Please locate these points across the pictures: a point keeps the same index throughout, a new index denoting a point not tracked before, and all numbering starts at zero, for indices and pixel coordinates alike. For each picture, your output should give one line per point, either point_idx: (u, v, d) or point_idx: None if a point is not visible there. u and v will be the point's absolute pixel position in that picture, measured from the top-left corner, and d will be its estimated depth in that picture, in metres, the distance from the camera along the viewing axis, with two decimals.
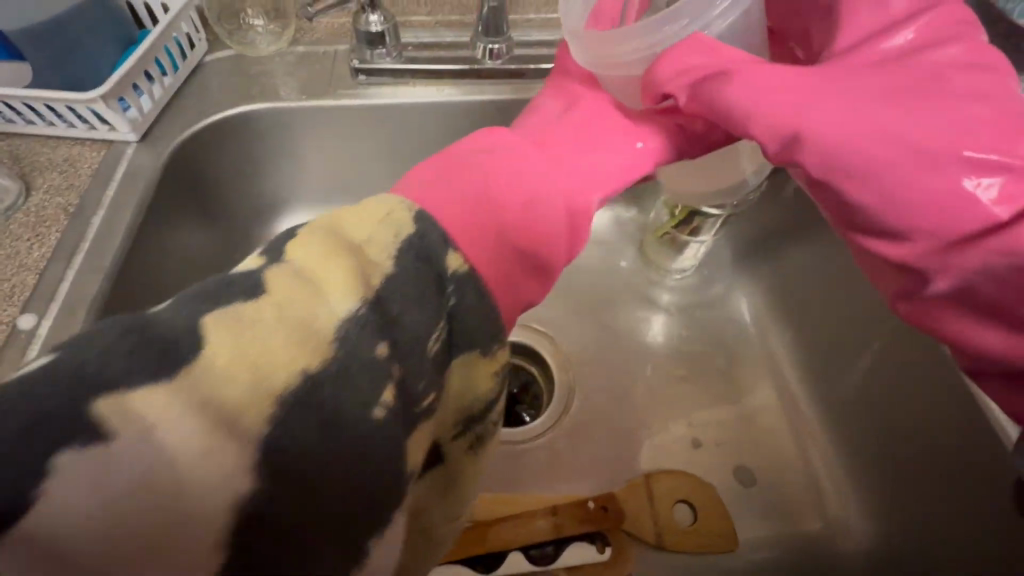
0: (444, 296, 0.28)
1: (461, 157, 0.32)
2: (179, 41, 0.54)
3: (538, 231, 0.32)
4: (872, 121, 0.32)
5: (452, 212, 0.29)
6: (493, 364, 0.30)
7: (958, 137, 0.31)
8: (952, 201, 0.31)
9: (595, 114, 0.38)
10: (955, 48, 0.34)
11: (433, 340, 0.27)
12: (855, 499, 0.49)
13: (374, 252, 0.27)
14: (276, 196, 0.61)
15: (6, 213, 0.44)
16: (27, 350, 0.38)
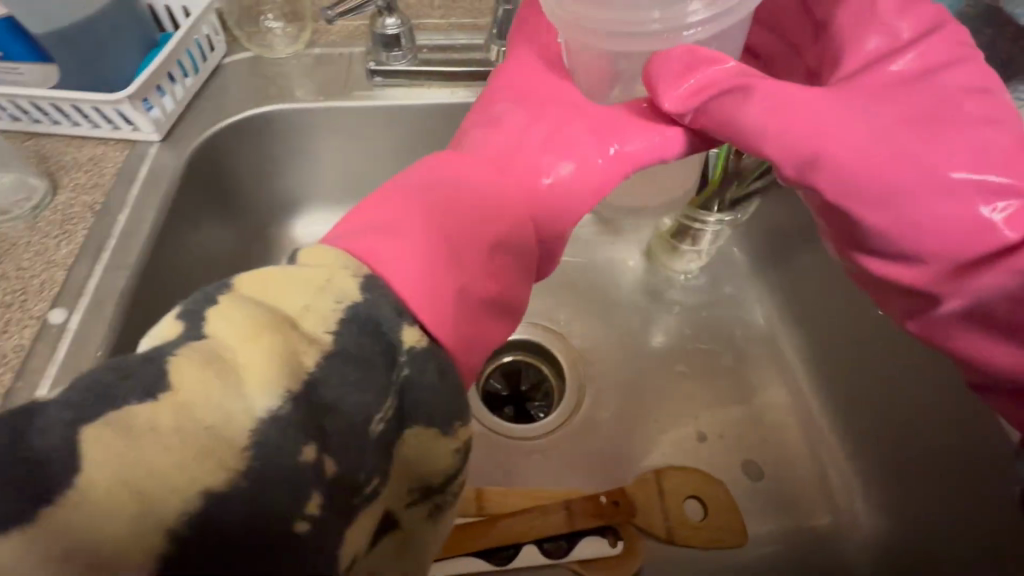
0: (395, 372, 0.27)
1: (433, 194, 0.33)
2: (199, 43, 0.55)
3: (494, 285, 0.33)
4: (888, 145, 0.33)
5: (405, 272, 0.29)
6: (453, 443, 0.30)
7: (965, 164, 0.32)
8: (963, 225, 0.32)
9: (565, 123, 0.39)
10: (961, 72, 0.34)
11: (377, 420, 0.26)
12: (863, 496, 0.50)
13: (310, 324, 0.26)
14: (291, 196, 0.62)
15: (34, 210, 0.45)
16: (58, 344, 0.39)
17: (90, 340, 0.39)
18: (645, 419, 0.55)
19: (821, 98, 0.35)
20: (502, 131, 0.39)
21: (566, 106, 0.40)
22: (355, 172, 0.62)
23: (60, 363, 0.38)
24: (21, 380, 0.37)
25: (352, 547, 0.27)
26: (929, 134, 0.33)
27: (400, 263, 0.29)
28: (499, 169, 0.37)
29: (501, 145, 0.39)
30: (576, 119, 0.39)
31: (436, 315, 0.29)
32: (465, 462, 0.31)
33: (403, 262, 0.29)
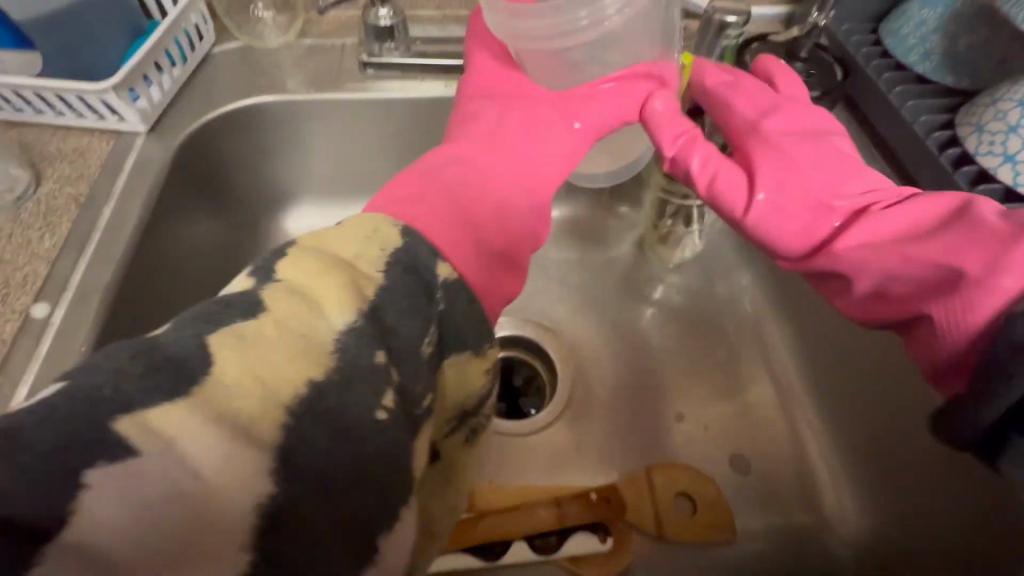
0: (434, 303, 0.28)
1: (428, 176, 0.37)
2: (188, 32, 0.54)
3: (506, 239, 0.37)
4: (738, 175, 0.39)
5: (433, 223, 0.33)
6: (484, 361, 0.31)
7: (818, 179, 0.37)
8: (816, 231, 0.37)
9: (529, 111, 0.42)
10: (811, 114, 0.42)
11: (426, 343, 0.27)
12: (851, 493, 0.50)
13: (364, 265, 0.27)
14: (282, 189, 0.61)
15: (17, 202, 0.44)
16: (41, 339, 0.38)
17: (75, 334, 0.39)
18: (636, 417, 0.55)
19: (687, 138, 0.41)
20: (479, 121, 0.43)
21: (529, 96, 0.43)
22: (347, 163, 0.61)
23: (43, 359, 0.38)
24: (3, 375, 0.37)
25: (420, 463, 0.27)
26: (773, 165, 0.38)
27: (427, 218, 0.33)
28: (483, 147, 0.41)
29: (479, 135, 0.42)
30: (542, 103, 0.43)
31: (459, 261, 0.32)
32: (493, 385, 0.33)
33: (430, 216, 0.33)
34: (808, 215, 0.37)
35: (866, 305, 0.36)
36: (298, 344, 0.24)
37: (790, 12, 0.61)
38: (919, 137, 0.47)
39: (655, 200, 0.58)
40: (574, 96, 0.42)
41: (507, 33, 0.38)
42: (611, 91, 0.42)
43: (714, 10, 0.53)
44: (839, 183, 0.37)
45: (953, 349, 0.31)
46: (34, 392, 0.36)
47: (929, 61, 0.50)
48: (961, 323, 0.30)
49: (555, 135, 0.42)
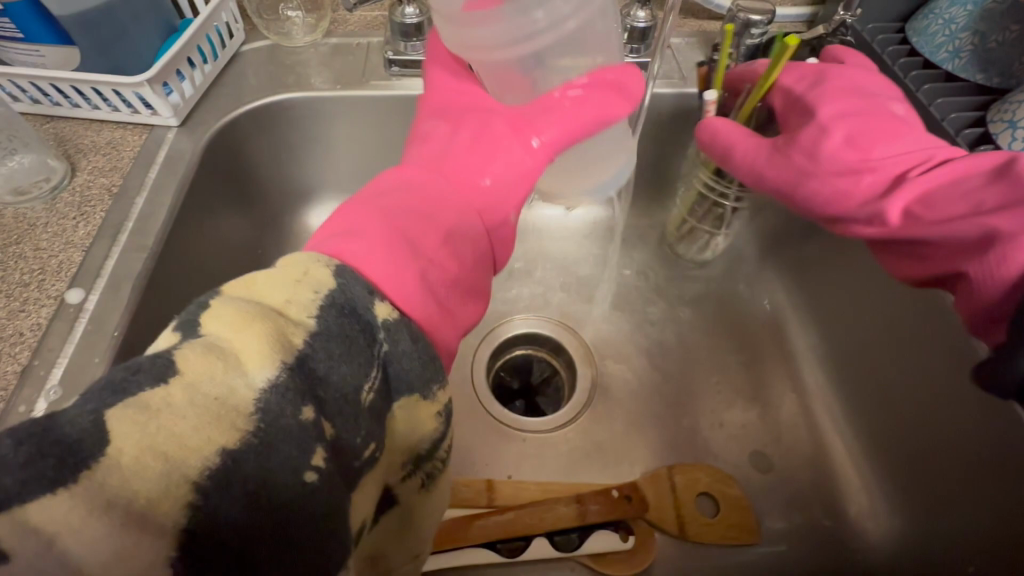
0: (375, 345, 0.27)
1: (370, 207, 0.33)
2: (219, 31, 0.55)
3: (463, 268, 0.35)
4: (776, 157, 0.44)
5: (373, 258, 0.29)
6: (434, 406, 0.30)
7: (857, 145, 0.40)
8: (847, 201, 0.40)
9: (478, 130, 0.38)
10: (866, 82, 0.44)
11: (366, 390, 0.26)
12: (877, 495, 0.49)
13: (294, 312, 0.25)
14: (307, 184, 0.62)
15: (52, 192, 0.45)
16: (75, 324, 0.39)
17: (107, 319, 0.39)
18: (656, 418, 0.54)
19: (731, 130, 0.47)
20: (434, 139, 0.40)
21: (478, 112, 0.40)
22: (368, 160, 0.62)
23: (76, 343, 0.38)
24: (37, 358, 0.37)
25: (357, 514, 0.27)
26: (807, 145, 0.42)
27: (369, 253, 0.29)
28: (450, 163, 0.38)
29: (424, 161, 0.38)
30: (497, 119, 0.39)
31: (405, 295, 0.29)
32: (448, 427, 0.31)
33: (368, 248, 0.29)
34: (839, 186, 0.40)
35: (913, 264, 0.39)
36: (210, 410, 0.21)
37: (812, 13, 0.61)
38: (948, 135, 0.47)
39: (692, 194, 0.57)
40: (526, 110, 0.39)
41: (460, 41, 0.36)
42: (572, 98, 0.38)
43: (738, 9, 0.53)
44: (881, 144, 0.39)
45: (994, 300, 0.32)
46: (68, 375, 0.37)
47: (958, 59, 0.50)
48: (998, 272, 0.32)
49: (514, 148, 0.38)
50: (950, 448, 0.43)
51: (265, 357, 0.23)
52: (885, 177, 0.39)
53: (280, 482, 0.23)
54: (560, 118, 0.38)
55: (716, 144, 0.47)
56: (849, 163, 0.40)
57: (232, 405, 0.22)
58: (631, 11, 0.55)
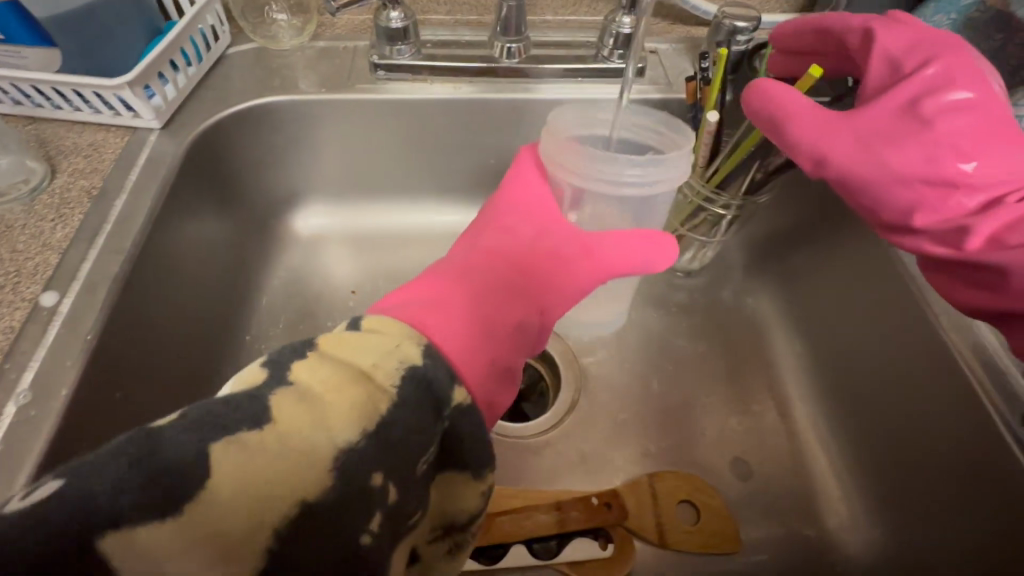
0: (441, 420, 0.28)
1: (442, 288, 0.37)
2: (204, 33, 0.55)
3: (517, 353, 0.38)
4: (856, 144, 0.40)
5: (450, 337, 0.33)
6: (480, 485, 0.32)
7: (946, 150, 0.37)
8: (923, 213, 0.38)
9: (556, 242, 0.45)
10: (966, 65, 0.40)
11: (422, 461, 0.28)
12: (861, 505, 0.49)
13: (381, 378, 0.27)
14: (293, 187, 0.62)
15: (31, 194, 0.45)
16: (48, 327, 0.39)
17: (81, 322, 0.39)
18: (641, 424, 0.54)
19: (802, 105, 0.42)
20: (519, 237, 0.44)
21: (560, 227, 0.46)
22: (356, 164, 0.62)
23: (48, 348, 0.38)
24: (9, 362, 0.37)
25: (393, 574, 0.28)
26: (897, 141, 0.38)
27: (447, 329, 0.33)
28: (534, 264, 0.42)
29: (503, 248, 0.43)
30: (571, 241, 0.45)
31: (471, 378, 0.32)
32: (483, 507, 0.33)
33: (449, 331, 0.33)
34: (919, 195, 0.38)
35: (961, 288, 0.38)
36: (294, 459, 0.24)
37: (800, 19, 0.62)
38: None
39: (687, 203, 0.56)
40: (599, 238, 0.46)
41: (550, 158, 0.46)
42: (628, 243, 0.46)
43: (724, 14, 0.53)
44: (971, 153, 0.37)
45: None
46: (35, 378, 0.36)
47: None
48: None
49: (582, 271, 0.44)
50: (932, 458, 0.43)
51: (354, 422, 0.25)
52: (965, 192, 0.37)
53: (235, 494, 0.22)
54: (621, 253, 0.45)
55: (778, 111, 0.42)
56: (934, 171, 0.38)
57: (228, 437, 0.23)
58: (617, 17, 0.56)
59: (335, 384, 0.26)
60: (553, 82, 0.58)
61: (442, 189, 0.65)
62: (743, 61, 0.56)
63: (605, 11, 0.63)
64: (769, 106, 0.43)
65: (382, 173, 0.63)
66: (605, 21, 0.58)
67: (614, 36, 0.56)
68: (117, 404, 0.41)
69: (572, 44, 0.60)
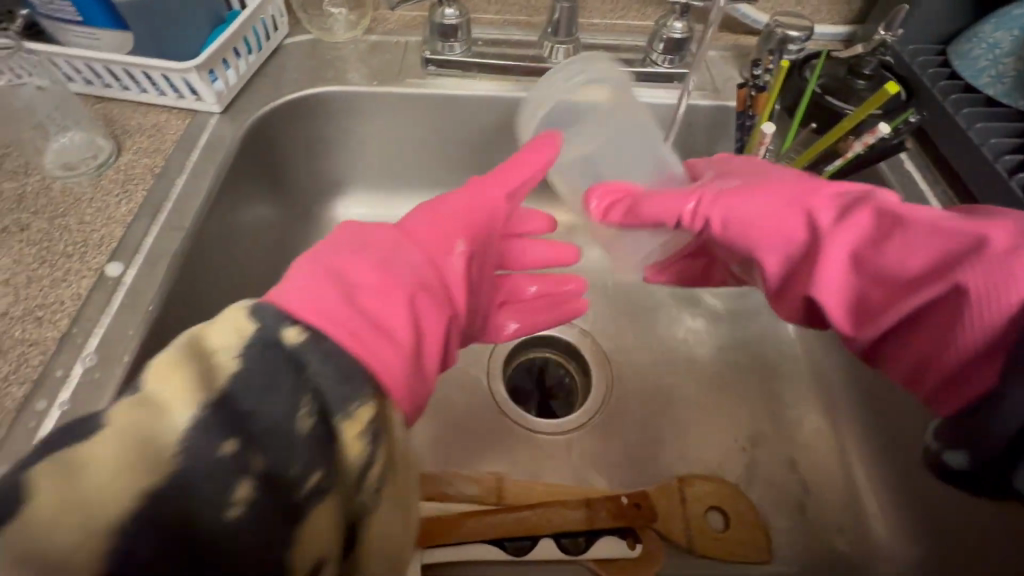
0: (303, 372, 0.24)
1: (323, 256, 0.33)
2: (265, 23, 0.57)
3: (400, 289, 0.33)
4: (707, 203, 0.40)
5: (308, 301, 0.28)
6: (358, 423, 0.25)
7: (779, 221, 0.36)
8: (870, 289, 0.32)
9: (445, 218, 0.41)
10: (734, 179, 0.41)
11: (305, 411, 0.23)
12: (896, 521, 0.48)
13: (223, 358, 0.24)
14: (338, 176, 0.64)
15: (99, 169, 0.47)
16: (113, 295, 0.40)
17: (144, 293, 0.41)
18: (669, 428, 0.54)
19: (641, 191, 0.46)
20: (418, 219, 0.41)
21: (452, 206, 0.43)
22: (398, 155, 0.63)
23: (113, 314, 0.39)
24: (76, 327, 0.38)
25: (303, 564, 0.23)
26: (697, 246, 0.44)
27: (305, 295, 0.28)
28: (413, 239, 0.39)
29: (411, 227, 0.40)
30: (461, 199, 0.43)
31: (351, 331, 0.28)
32: (379, 450, 0.26)
33: (295, 288, 0.29)
34: (765, 227, 0.36)
35: (869, 318, 0.32)
36: (130, 452, 0.20)
37: (849, 32, 0.62)
38: (988, 160, 0.47)
39: None
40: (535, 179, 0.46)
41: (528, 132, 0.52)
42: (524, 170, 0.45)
43: (778, 23, 0.53)
44: (808, 220, 0.35)
45: (964, 373, 0.29)
46: (100, 345, 0.38)
47: (1001, 83, 0.51)
48: (943, 362, 0.30)
49: (456, 215, 0.42)
50: None
51: (191, 399, 0.22)
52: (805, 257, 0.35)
53: (69, 514, 0.19)
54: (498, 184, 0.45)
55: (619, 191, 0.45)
56: (776, 229, 0.36)
57: (89, 454, 0.20)
58: (668, 22, 0.56)
59: (171, 369, 0.23)
60: None
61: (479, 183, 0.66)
62: (794, 68, 0.55)
63: (653, 15, 0.63)
64: (647, 199, 0.43)
65: (423, 165, 0.64)
66: (655, 25, 0.58)
67: (663, 41, 0.57)
68: None
69: (621, 48, 0.60)
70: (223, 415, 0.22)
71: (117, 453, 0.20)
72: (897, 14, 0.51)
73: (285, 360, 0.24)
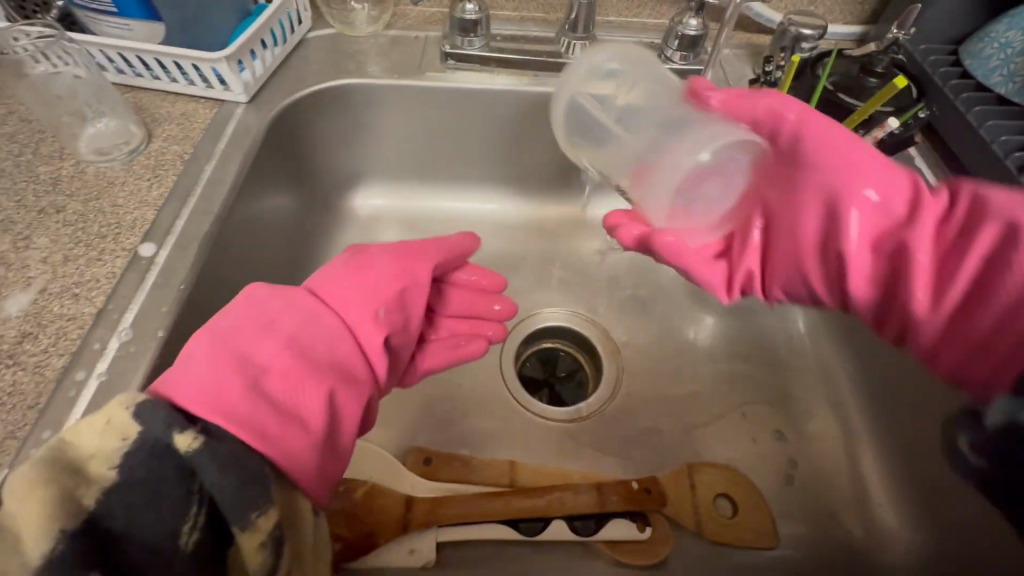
0: (191, 487, 0.27)
1: (230, 332, 0.35)
2: (290, 17, 0.59)
3: (311, 371, 0.35)
4: (818, 129, 0.42)
5: (204, 397, 0.30)
6: (255, 536, 0.28)
7: (880, 170, 0.40)
8: (938, 252, 0.37)
9: (372, 277, 0.43)
10: None
11: (187, 531, 0.27)
12: (904, 510, 0.49)
13: (96, 467, 0.26)
14: (356, 168, 0.65)
15: (131, 155, 0.49)
16: (147, 275, 0.42)
17: (176, 273, 0.42)
18: (678, 419, 0.55)
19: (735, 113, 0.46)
20: (338, 275, 0.42)
21: (380, 265, 0.44)
22: (415, 148, 0.65)
23: (147, 292, 0.41)
24: (111, 303, 0.40)
25: None
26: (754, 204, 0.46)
27: (197, 386, 0.31)
28: (333, 301, 0.40)
29: (333, 284, 0.42)
30: (387, 261, 0.45)
31: (246, 423, 0.30)
32: (278, 554, 0.30)
33: (194, 378, 0.31)
34: (871, 168, 0.40)
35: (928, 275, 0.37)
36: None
37: (862, 32, 0.63)
38: (998, 157, 0.47)
39: None
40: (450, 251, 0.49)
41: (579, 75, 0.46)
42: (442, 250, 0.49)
43: (790, 22, 0.53)
44: (899, 179, 0.39)
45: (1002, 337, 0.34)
46: (136, 320, 0.39)
47: (1012, 83, 0.51)
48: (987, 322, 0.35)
49: (381, 275, 0.43)
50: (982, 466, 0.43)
51: (44, 531, 0.24)
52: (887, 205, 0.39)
53: None
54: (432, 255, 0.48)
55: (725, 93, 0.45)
56: (877, 173, 0.40)
57: None
58: (684, 18, 0.57)
59: (30, 487, 0.24)
60: None
61: (494, 177, 0.67)
62: (805, 68, 0.56)
63: (668, 14, 0.64)
64: (762, 108, 0.43)
65: (440, 157, 0.65)
66: (670, 22, 0.59)
67: (678, 38, 0.58)
68: None
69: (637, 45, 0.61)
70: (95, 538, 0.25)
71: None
72: (909, 15, 0.52)
73: (177, 474, 0.27)
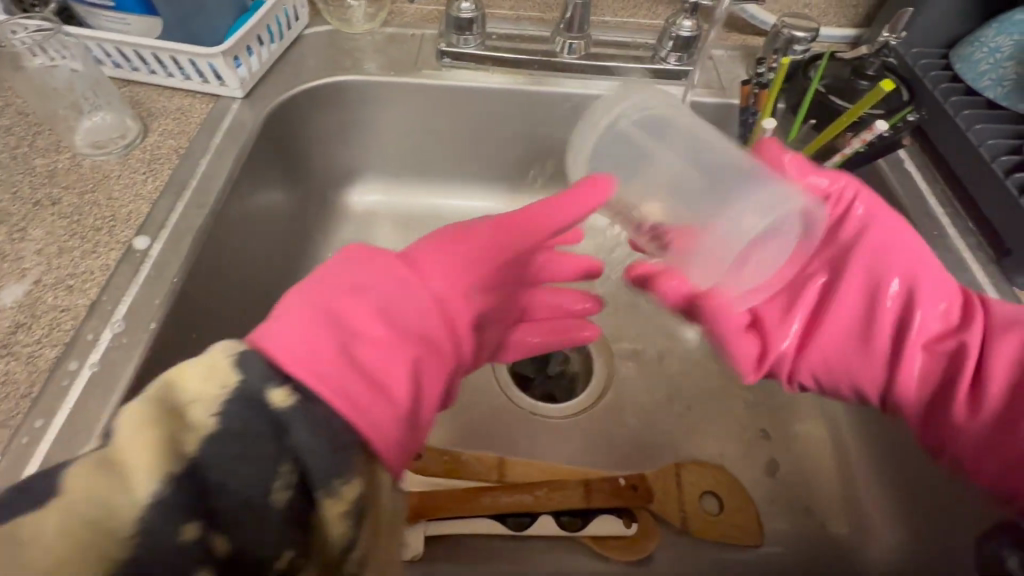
0: (284, 441, 0.25)
1: (329, 289, 0.31)
2: (287, 13, 0.59)
3: (404, 339, 0.32)
4: (891, 228, 0.45)
5: (299, 355, 0.27)
6: (341, 503, 0.25)
7: (942, 283, 0.43)
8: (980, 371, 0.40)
9: (466, 246, 0.39)
10: None
11: (280, 486, 0.24)
12: (888, 510, 0.50)
13: (198, 412, 0.24)
14: (352, 165, 0.66)
15: (126, 148, 0.49)
16: (140, 267, 0.42)
17: (170, 266, 0.43)
18: (668, 417, 0.56)
19: None
20: (434, 242, 0.39)
21: (482, 233, 0.40)
22: (411, 146, 0.65)
23: (140, 284, 0.41)
24: (105, 295, 0.40)
25: None
26: (798, 297, 0.48)
27: (293, 341, 0.28)
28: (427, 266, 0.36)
29: (427, 250, 0.38)
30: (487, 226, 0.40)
31: (337, 389, 0.27)
32: (360, 531, 0.26)
33: (285, 333, 0.28)
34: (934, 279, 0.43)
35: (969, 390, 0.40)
36: (82, 527, 0.21)
37: (856, 34, 0.64)
38: (985, 161, 0.48)
39: None
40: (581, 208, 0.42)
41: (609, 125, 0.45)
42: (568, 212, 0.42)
43: (783, 23, 0.54)
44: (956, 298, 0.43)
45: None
46: (127, 312, 0.40)
47: (1001, 87, 0.52)
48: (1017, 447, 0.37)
49: (478, 242, 0.39)
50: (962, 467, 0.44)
51: (152, 473, 0.22)
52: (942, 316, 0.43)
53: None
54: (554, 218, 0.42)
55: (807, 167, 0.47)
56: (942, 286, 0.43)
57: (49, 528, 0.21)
58: (678, 20, 0.57)
59: (136, 424, 0.23)
60: (611, 80, 0.60)
61: (489, 175, 0.67)
62: (797, 71, 0.56)
63: (663, 15, 0.64)
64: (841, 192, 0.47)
65: (435, 154, 0.66)
66: (665, 24, 0.60)
67: (672, 39, 0.58)
68: (194, 343, 0.44)
69: (632, 45, 0.62)
70: (187, 490, 0.23)
71: (75, 520, 0.21)
72: (899, 18, 0.52)
73: (268, 424, 0.25)
